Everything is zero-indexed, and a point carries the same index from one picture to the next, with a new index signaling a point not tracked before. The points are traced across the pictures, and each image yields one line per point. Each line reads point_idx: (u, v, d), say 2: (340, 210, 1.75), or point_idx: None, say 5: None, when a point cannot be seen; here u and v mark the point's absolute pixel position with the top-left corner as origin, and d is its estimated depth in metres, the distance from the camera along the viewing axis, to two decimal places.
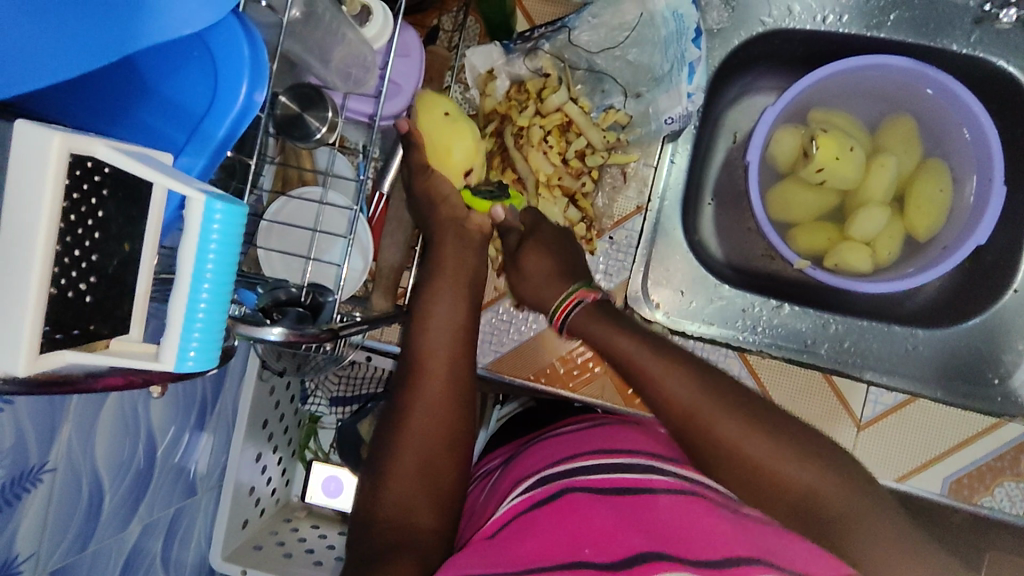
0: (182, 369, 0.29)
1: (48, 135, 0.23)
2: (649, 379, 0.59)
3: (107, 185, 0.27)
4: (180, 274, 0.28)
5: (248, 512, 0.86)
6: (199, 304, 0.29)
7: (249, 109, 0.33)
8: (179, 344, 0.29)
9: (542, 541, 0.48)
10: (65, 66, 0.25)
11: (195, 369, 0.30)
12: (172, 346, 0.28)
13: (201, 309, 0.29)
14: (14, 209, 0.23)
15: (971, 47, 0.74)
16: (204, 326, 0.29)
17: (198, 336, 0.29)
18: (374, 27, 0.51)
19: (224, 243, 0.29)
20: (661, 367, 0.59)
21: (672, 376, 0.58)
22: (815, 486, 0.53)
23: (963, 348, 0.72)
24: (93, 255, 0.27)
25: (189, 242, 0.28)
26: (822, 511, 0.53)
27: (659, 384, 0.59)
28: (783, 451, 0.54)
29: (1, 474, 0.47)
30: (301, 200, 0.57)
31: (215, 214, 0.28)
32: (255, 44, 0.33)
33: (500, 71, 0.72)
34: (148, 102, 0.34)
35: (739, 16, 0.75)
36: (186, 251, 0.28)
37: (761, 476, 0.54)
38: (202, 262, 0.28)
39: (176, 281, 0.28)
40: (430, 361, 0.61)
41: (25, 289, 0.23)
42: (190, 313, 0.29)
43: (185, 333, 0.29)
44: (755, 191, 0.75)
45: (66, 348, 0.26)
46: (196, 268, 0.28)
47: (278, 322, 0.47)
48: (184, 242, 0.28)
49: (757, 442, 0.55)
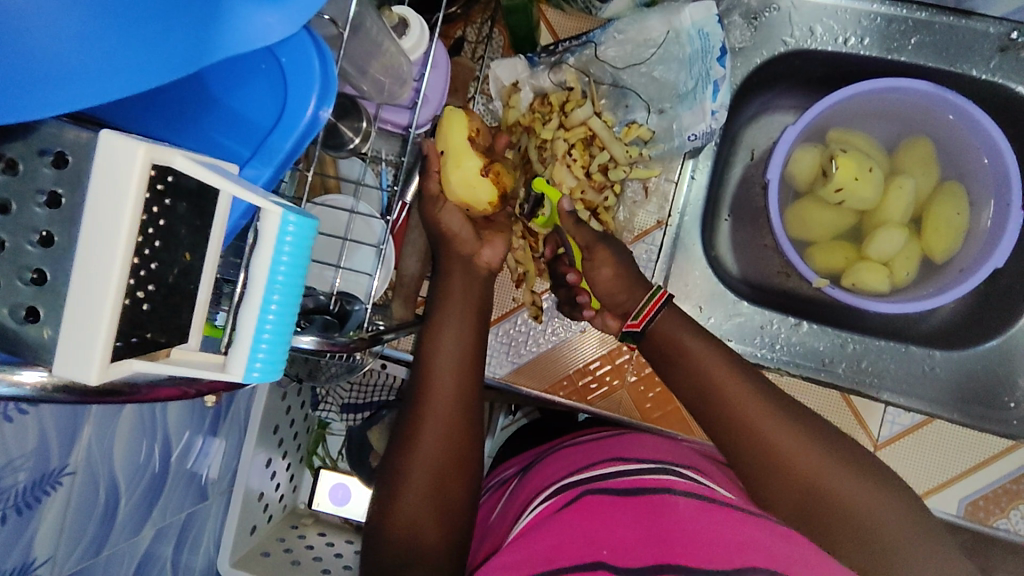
0: (247, 380, 0.29)
1: (132, 146, 0.23)
2: (700, 377, 0.62)
3: (169, 193, 0.27)
4: (252, 287, 0.29)
5: (256, 517, 0.85)
6: (268, 315, 0.29)
7: (313, 126, 0.33)
8: (248, 354, 0.29)
9: (560, 539, 0.49)
10: (154, 69, 0.25)
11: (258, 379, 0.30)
12: (240, 356, 0.29)
13: (269, 322, 0.29)
14: (89, 219, 0.23)
15: (990, 73, 0.74)
16: (271, 337, 0.29)
17: (265, 348, 0.29)
18: (411, 39, 0.52)
19: (294, 256, 0.29)
20: (718, 368, 0.62)
21: (723, 367, 0.62)
22: (851, 494, 0.54)
23: (980, 369, 0.73)
24: (153, 264, 0.27)
25: (264, 251, 0.29)
26: (860, 525, 0.53)
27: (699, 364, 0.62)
28: (827, 458, 0.56)
29: (23, 476, 0.47)
30: (330, 208, 0.57)
31: (288, 226, 0.29)
32: (324, 56, 0.33)
33: (524, 84, 0.72)
34: (214, 112, 0.34)
35: (762, 35, 0.76)
36: (261, 261, 0.29)
37: (802, 478, 0.55)
38: (273, 272, 0.29)
39: (247, 293, 0.29)
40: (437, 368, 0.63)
41: (101, 296, 0.23)
42: (260, 323, 0.29)
43: (253, 344, 0.29)
44: (776, 210, 0.76)
45: (131, 357, 0.26)
46: (268, 279, 0.29)
47: (306, 330, 0.48)
48: (257, 255, 0.29)
49: (801, 447, 0.56)
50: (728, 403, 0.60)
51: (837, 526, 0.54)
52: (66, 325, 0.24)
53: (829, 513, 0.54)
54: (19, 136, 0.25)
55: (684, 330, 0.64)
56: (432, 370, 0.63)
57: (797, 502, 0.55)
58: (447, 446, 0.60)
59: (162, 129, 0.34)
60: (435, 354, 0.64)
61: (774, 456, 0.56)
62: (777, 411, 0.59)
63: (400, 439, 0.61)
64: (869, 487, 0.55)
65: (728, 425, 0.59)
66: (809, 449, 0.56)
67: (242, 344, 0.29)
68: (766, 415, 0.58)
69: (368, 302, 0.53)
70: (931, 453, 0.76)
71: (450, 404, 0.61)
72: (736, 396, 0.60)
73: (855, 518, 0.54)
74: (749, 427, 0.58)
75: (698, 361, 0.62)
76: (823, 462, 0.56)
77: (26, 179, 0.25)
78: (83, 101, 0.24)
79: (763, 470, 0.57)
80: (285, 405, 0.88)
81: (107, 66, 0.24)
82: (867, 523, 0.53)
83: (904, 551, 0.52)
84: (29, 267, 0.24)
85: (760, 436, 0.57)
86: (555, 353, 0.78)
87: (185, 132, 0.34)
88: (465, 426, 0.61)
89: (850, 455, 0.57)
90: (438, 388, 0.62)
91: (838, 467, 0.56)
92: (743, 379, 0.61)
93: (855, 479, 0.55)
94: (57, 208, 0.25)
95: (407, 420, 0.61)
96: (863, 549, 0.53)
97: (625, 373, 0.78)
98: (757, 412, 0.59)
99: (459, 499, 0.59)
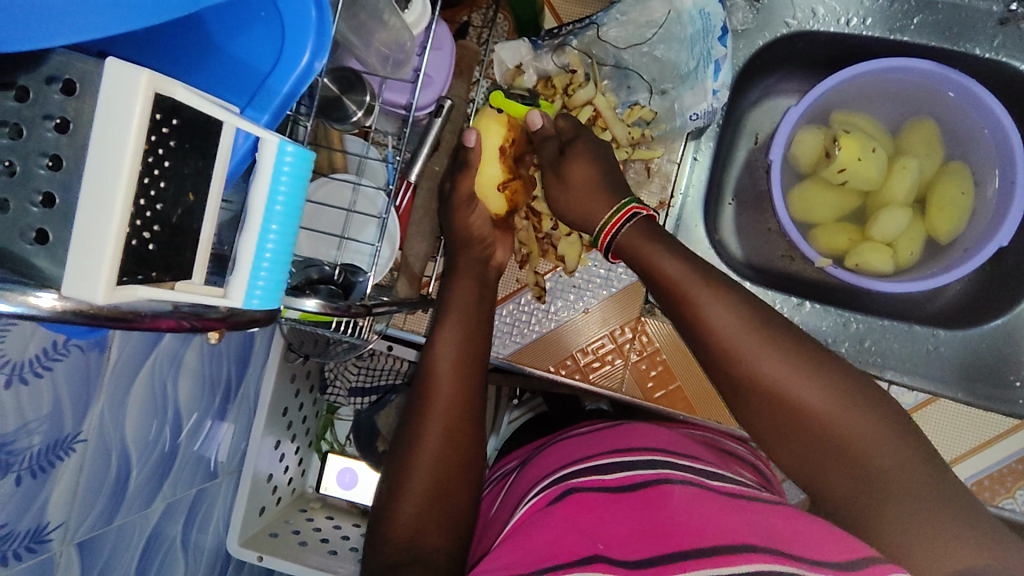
0: (248, 307, 0.32)
1: (136, 75, 0.24)
2: (693, 307, 0.56)
3: (174, 136, 0.28)
4: (252, 215, 0.31)
5: (265, 499, 0.87)
6: (268, 239, 0.31)
7: (308, 75, 0.35)
8: (247, 282, 0.31)
9: (556, 534, 0.50)
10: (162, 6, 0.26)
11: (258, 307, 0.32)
12: (241, 284, 0.31)
13: (268, 248, 0.32)
14: (92, 159, 0.25)
15: (994, 52, 0.74)
16: (271, 263, 0.32)
17: (265, 274, 0.32)
18: (414, 14, 0.53)
19: (291, 188, 0.32)
20: (720, 300, 0.56)
21: (718, 301, 0.55)
22: (854, 439, 0.50)
23: (985, 348, 0.72)
24: (158, 205, 0.28)
25: (263, 178, 0.31)
26: (864, 477, 0.49)
27: (693, 297, 0.56)
28: (837, 398, 0.51)
29: (36, 440, 0.49)
30: (336, 181, 0.58)
31: (285, 156, 0.31)
32: (322, 8, 0.34)
33: (528, 66, 0.74)
34: (215, 58, 0.35)
35: (765, 17, 0.76)
36: (260, 186, 0.31)
37: (807, 425, 0.51)
38: (273, 200, 0.31)
39: (247, 221, 0.31)
40: (439, 372, 0.65)
41: (105, 224, 0.24)
42: (259, 248, 0.31)
43: (253, 271, 0.31)
44: (778, 190, 0.76)
45: (137, 284, 0.27)
46: (267, 207, 0.31)
47: (313, 296, 0.50)
48: (256, 180, 0.31)
49: (805, 385, 0.51)
50: (723, 339, 0.55)
51: (841, 475, 0.50)
52: (72, 249, 0.25)
53: (823, 456, 0.51)
54: (30, 66, 0.26)
55: (674, 260, 0.59)
56: (435, 375, 0.64)
57: (798, 448, 0.52)
58: (450, 451, 0.61)
59: (164, 69, 0.35)
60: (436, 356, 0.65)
61: (772, 395, 0.52)
62: (791, 350, 0.53)
63: (405, 442, 0.62)
64: (878, 432, 0.50)
65: (731, 367, 0.54)
66: (818, 391, 0.51)
67: (242, 272, 0.31)
68: (769, 348, 0.53)
69: (372, 274, 0.55)
70: (936, 434, 0.75)
71: (452, 396, 0.63)
72: (734, 332, 0.54)
73: (860, 469, 0.49)
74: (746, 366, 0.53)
75: (695, 294, 0.56)
76: (828, 402, 0.51)
77: (36, 106, 0.26)
78: (90, 33, 0.25)
79: (764, 412, 0.53)
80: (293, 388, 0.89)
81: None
82: (865, 469, 0.49)
83: (902, 500, 0.47)
84: (39, 191, 0.26)
85: (759, 377, 0.53)
86: (560, 333, 0.78)
87: (186, 75, 0.35)
88: (467, 430, 0.63)
89: (860, 394, 0.51)
90: (439, 384, 0.64)
91: (851, 413, 0.50)
92: (745, 313, 0.55)
93: (862, 421, 0.50)
94: (67, 135, 0.26)
95: (413, 420, 0.63)
96: (856, 495, 0.49)
97: (627, 353, 0.78)
98: (759, 349, 0.53)
99: (460, 504, 0.60)
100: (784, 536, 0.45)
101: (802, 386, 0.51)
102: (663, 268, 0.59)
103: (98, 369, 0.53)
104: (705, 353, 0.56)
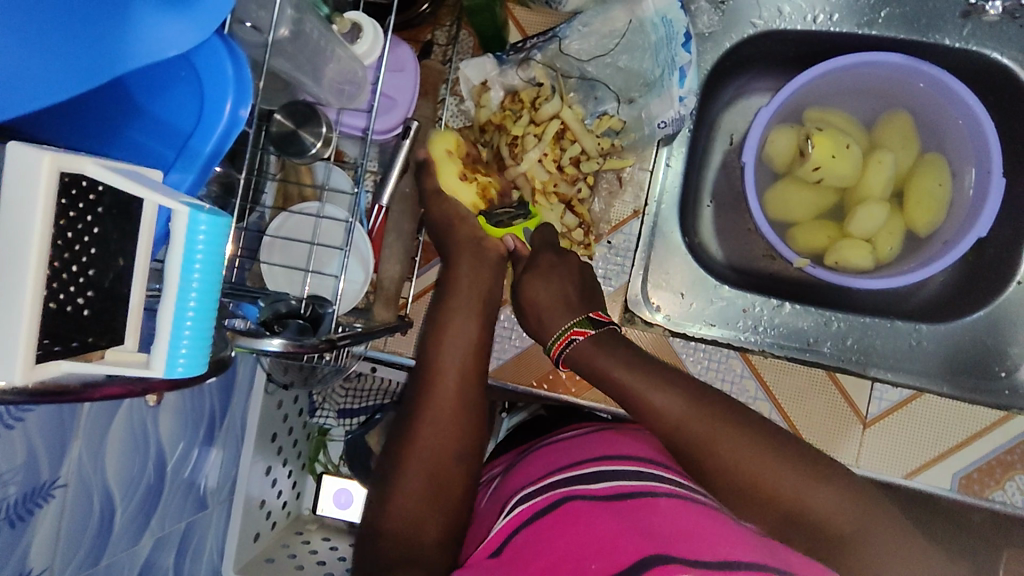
0: (172, 375, 0.30)
1: (38, 156, 0.25)
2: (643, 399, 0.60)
3: (101, 202, 0.28)
4: (167, 287, 0.30)
5: (259, 524, 0.87)
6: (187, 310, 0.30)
7: (234, 124, 0.35)
8: (168, 352, 0.30)
9: (551, 560, 0.47)
10: (69, 81, 0.27)
11: (185, 376, 0.31)
12: (161, 354, 0.30)
13: (188, 319, 0.30)
14: (5, 239, 0.25)
15: (963, 41, 0.74)
16: (192, 333, 0.30)
17: (186, 345, 0.30)
18: (365, 43, 0.53)
19: (207, 253, 0.30)
20: (666, 386, 0.60)
21: (659, 391, 0.60)
22: (811, 497, 0.53)
23: (968, 340, 0.73)
24: (89, 271, 0.28)
25: (175, 250, 0.29)
26: (827, 531, 0.52)
27: (635, 391, 0.61)
28: (786, 461, 0.55)
29: (13, 490, 0.49)
30: (300, 214, 0.59)
31: (199, 226, 0.30)
32: (238, 64, 0.34)
33: (494, 82, 0.74)
34: (142, 120, 0.36)
35: (730, 19, 0.76)
36: (173, 258, 0.29)
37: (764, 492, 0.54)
38: (189, 269, 0.30)
39: (163, 294, 0.30)
40: (439, 372, 0.64)
41: (23, 302, 0.25)
42: (178, 319, 0.30)
43: (173, 342, 0.30)
44: (752, 191, 0.75)
45: (64, 358, 0.28)
46: (183, 278, 0.30)
47: (278, 334, 0.48)
48: (169, 251, 0.29)
49: (757, 456, 0.55)
50: (673, 418, 0.58)
51: (806, 535, 0.53)
52: None
53: (784, 517, 0.53)
54: None
55: (622, 363, 0.62)
56: (432, 375, 0.64)
57: (761, 514, 0.54)
58: (444, 446, 0.60)
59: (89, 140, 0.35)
60: (438, 352, 0.66)
61: (731, 469, 0.55)
62: (736, 425, 0.57)
63: (397, 441, 0.61)
64: (828, 485, 0.53)
65: (686, 445, 0.57)
66: (766, 459, 0.55)
67: (161, 344, 0.30)
68: (718, 427, 0.57)
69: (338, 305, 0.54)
70: (922, 429, 0.73)
71: (450, 395, 0.63)
72: (680, 417, 0.58)
73: (821, 526, 0.52)
74: (699, 445, 0.56)
75: (647, 391, 0.60)
76: (782, 468, 0.54)
77: None
78: (2, 114, 0.26)
79: (724, 485, 0.55)
80: (281, 413, 0.89)
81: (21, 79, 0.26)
82: (829, 527, 0.52)
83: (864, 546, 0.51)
84: None
85: (715, 452, 0.56)
86: (543, 346, 0.78)
87: (107, 145, 0.35)
88: (467, 436, 0.62)
89: (807, 458, 0.55)
90: (439, 388, 0.63)
91: (801, 473, 0.54)
92: (687, 400, 0.59)
93: (817, 481, 0.53)
94: None
95: (406, 422, 0.62)
96: (820, 548, 0.52)
97: None
98: (709, 429, 0.57)
99: (456, 501, 0.59)
100: (771, 552, 0.47)
101: (751, 457, 0.55)
102: (607, 368, 0.63)
103: (72, 414, 0.53)
104: (664, 442, 0.59)
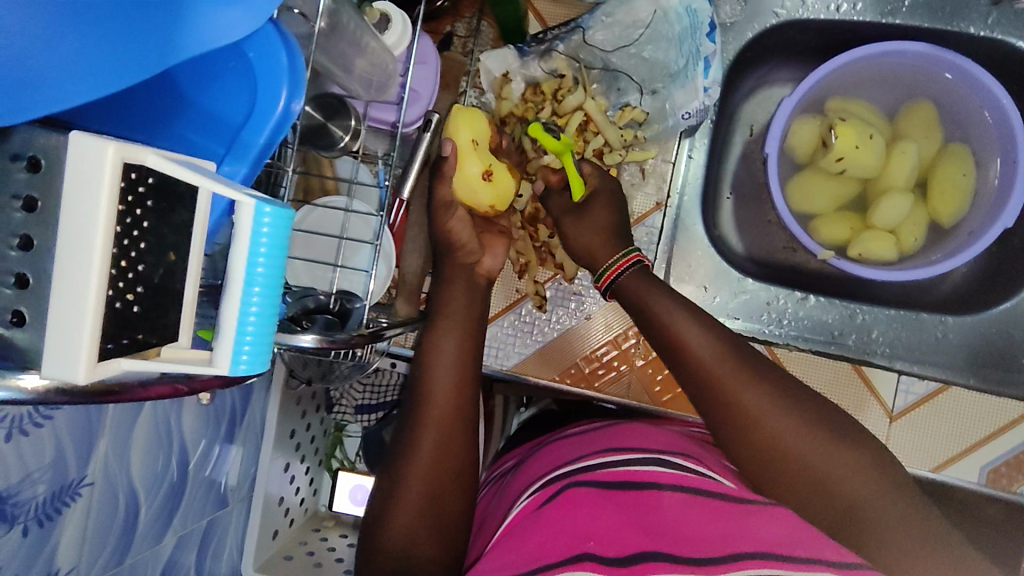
0: (235, 373, 0.30)
1: (102, 146, 0.24)
2: (686, 351, 0.60)
3: (151, 195, 0.27)
4: (231, 282, 0.29)
5: (277, 522, 0.86)
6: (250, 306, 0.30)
7: (285, 118, 0.34)
8: (232, 349, 0.30)
9: (547, 535, 0.48)
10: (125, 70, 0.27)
11: (246, 372, 0.31)
12: (225, 352, 0.29)
13: (252, 315, 0.30)
14: (63, 232, 0.24)
15: (989, 29, 0.73)
16: (255, 330, 0.30)
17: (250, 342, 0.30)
18: (393, 35, 0.53)
19: (271, 246, 0.30)
20: (709, 338, 0.60)
21: (704, 338, 0.60)
22: (837, 475, 0.54)
23: (996, 332, 0.71)
24: (140, 266, 0.27)
25: (240, 245, 0.29)
26: (852, 514, 0.53)
27: (680, 336, 0.61)
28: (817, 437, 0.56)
29: (42, 489, 0.48)
30: (325, 208, 0.58)
31: (263, 218, 0.29)
32: (292, 53, 0.33)
33: (515, 74, 0.73)
34: (188, 113, 0.35)
35: (753, 8, 0.75)
36: (238, 253, 0.29)
37: (798, 468, 0.55)
38: (252, 264, 0.29)
39: (227, 289, 0.29)
40: (437, 381, 0.62)
41: (83, 296, 0.24)
42: (242, 315, 0.30)
43: (237, 339, 0.30)
44: (775, 182, 0.74)
45: (120, 356, 0.27)
46: (247, 273, 0.30)
47: (308, 329, 0.48)
48: (233, 245, 0.29)
49: (798, 430, 0.55)
50: (716, 377, 0.58)
51: (832, 515, 0.54)
52: (51, 326, 0.25)
53: (815, 494, 0.54)
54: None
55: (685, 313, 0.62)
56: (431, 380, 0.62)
57: (792, 489, 0.55)
58: (443, 459, 0.59)
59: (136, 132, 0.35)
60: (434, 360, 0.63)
61: (771, 441, 0.55)
62: (780, 396, 0.57)
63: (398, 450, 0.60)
64: (852, 465, 0.55)
65: (727, 411, 0.57)
66: (805, 434, 0.55)
67: (226, 341, 0.29)
68: (757, 392, 0.57)
69: (367, 300, 0.54)
70: (949, 422, 0.75)
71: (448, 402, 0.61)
72: (725, 374, 0.58)
73: (846, 506, 0.54)
74: (742, 411, 0.56)
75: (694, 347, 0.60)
76: (821, 447, 0.55)
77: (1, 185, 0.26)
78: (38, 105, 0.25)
79: (759, 457, 0.55)
80: (299, 410, 0.89)
81: (57, 74, 0.25)
82: (856, 510, 0.53)
83: (888, 531, 0.52)
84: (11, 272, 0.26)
85: (755, 421, 0.56)
86: (564, 340, 0.78)
87: (153, 139, 0.35)
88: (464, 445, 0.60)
89: (843, 437, 0.56)
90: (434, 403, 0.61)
91: (835, 453, 0.55)
92: (738, 358, 0.59)
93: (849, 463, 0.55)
94: (34, 212, 0.26)
95: (406, 430, 0.60)
96: (840, 530, 0.54)
97: (632, 358, 0.78)
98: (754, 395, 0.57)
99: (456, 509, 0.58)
100: (786, 542, 0.45)
101: (790, 430, 0.56)
102: (659, 313, 0.62)
103: (98, 412, 0.53)
104: (705, 404, 0.59)
